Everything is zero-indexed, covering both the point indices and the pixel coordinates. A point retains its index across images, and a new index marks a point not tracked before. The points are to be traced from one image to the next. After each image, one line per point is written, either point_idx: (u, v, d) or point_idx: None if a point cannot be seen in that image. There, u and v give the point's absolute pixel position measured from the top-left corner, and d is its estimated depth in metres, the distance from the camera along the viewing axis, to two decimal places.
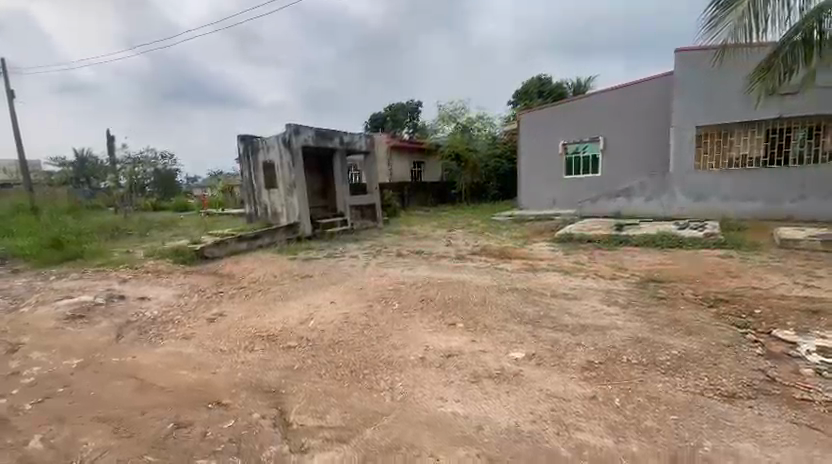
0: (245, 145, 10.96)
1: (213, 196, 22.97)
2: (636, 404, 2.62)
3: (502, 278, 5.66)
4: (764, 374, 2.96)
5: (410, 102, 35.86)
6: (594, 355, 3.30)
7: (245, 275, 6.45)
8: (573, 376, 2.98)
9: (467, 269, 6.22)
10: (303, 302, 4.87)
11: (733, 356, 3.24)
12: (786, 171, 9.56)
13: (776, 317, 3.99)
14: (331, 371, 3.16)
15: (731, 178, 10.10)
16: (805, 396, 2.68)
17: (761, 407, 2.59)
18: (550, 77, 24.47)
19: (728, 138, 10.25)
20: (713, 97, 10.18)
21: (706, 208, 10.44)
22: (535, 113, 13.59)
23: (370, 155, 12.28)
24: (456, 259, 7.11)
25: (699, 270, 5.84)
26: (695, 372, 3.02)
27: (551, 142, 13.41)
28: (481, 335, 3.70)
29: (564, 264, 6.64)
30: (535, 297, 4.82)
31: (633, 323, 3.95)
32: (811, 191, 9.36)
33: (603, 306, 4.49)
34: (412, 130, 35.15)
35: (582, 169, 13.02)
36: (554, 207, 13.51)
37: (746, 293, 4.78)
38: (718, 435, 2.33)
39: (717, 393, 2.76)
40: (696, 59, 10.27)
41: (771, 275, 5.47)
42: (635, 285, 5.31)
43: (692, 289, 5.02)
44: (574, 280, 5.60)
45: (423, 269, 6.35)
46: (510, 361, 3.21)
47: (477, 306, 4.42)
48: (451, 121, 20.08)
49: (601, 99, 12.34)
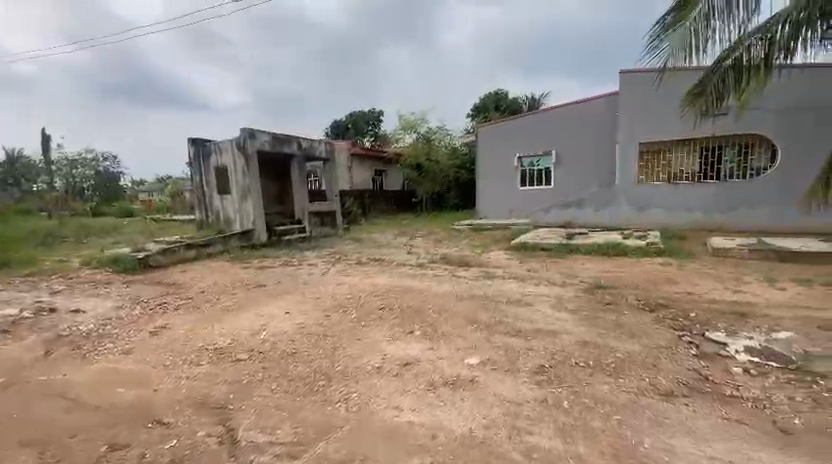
0: (196, 148, 10.48)
1: (161, 201, 21.78)
2: (584, 406, 2.74)
3: (460, 285, 5.74)
4: (698, 373, 3.19)
5: (371, 110, 35.94)
6: (545, 359, 3.41)
7: (194, 285, 6.13)
8: (525, 381, 3.06)
9: (427, 277, 6.27)
10: (257, 312, 4.69)
11: (670, 357, 3.47)
12: (717, 185, 10.41)
13: (709, 320, 4.32)
14: (284, 384, 3.06)
15: (669, 191, 10.89)
16: (733, 393, 2.91)
17: (695, 404, 2.79)
18: (507, 92, 25.40)
19: (667, 154, 11.05)
20: (655, 116, 10.95)
21: (648, 218, 11.18)
22: (492, 125, 14.04)
23: (330, 161, 12.12)
24: (415, 267, 7.12)
25: (642, 277, 6.23)
26: (637, 372, 3.20)
27: (508, 154, 13.87)
28: (439, 343, 3.73)
29: (520, 271, 6.85)
30: (491, 303, 4.92)
31: (581, 327, 4.14)
32: (739, 204, 10.26)
33: (555, 311, 4.66)
34: (373, 138, 35.18)
35: (537, 181, 13.53)
36: (511, 216, 13.94)
37: (683, 298, 5.14)
38: (657, 432, 2.48)
39: (656, 392, 2.93)
40: (639, 81, 11.06)
41: (705, 281, 5.92)
42: (585, 291, 5.56)
43: (635, 294, 5.34)
44: (528, 287, 5.79)
45: (382, 277, 6.31)
46: (466, 368, 3.25)
47: (436, 314, 4.44)
48: (414, 132, 19.73)
49: (554, 114, 12.92)
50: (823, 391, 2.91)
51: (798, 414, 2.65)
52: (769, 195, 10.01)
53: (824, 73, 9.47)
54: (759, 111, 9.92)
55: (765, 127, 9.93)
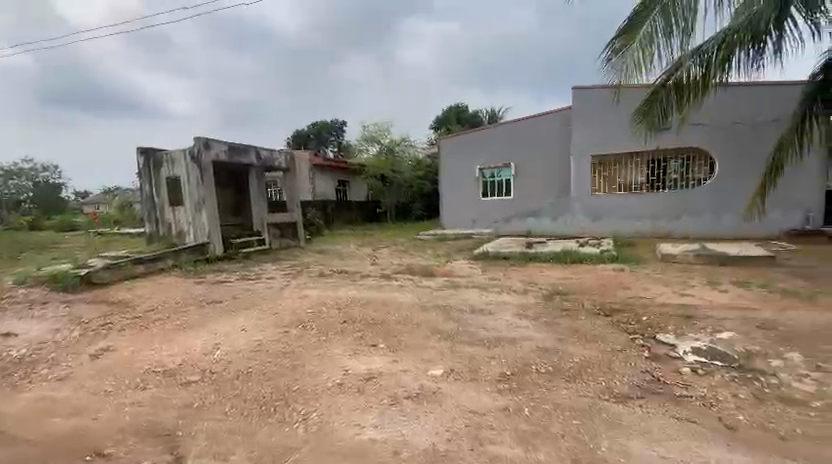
0: (146, 157, 9.96)
1: (107, 214, 20.46)
2: (544, 412, 2.78)
3: (424, 295, 5.73)
4: (650, 375, 3.33)
5: (334, 120, 35.70)
6: (507, 367, 3.45)
7: (143, 303, 5.76)
8: (488, 390, 3.07)
9: (391, 288, 6.22)
10: (211, 330, 4.46)
11: (625, 360, 3.60)
12: (663, 195, 11.09)
13: (659, 323, 4.54)
14: (238, 406, 2.90)
15: (620, 200, 11.48)
16: (682, 393, 3.05)
17: (648, 405, 2.91)
18: (468, 105, 26.09)
19: (618, 166, 11.67)
20: (606, 130, 11.56)
21: (602, 226, 11.71)
22: (455, 138, 14.32)
23: (290, 172, 11.87)
24: (379, 278, 7.05)
25: (598, 283, 6.48)
26: (594, 376, 3.30)
27: (470, 165, 14.16)
28: (402, 355, 3.68)
29: (483, 280, 6.95)
30: (455, 313, 4.94)
31: (541, 334, 4.23)
32: (684, 212, 10.95)
33: (516, 319, 4.74)
34: (337, 148, 34.94)
35: (498, 191, 13.86)
36: (475, 226, 14.16)
37: (635, 302, 5.38)
38: (614, 435, 2.55)
39: (612, 395, 3.03)
40: (590, 97, 11.66)
41: (655, 285, 6.24)
42: (544, 298, 5.70)
43: (592, 300, 5.53)
44: (491, 295, 5.87)
45: (345, 289, 6.21)
46: (429, 379, 3.22)
47: (399, 326, 4.39)
48: (377, 143, 19.84)
49: (512, 127, 13.33)
50: (762, 387, 3.11)
51: (741, 411, 2.82)
52: (709, 204, 10.75)
53: (753, 93, 10.33)
54: (698, 126, 10.68)
55: (704, 141, 10.68)
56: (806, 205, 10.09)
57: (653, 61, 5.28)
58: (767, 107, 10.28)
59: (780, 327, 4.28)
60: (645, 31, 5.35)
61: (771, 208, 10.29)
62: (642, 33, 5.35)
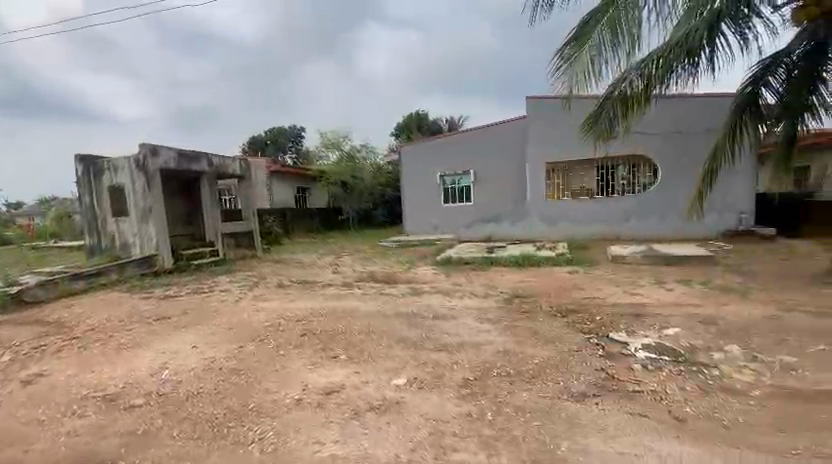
0: (85, 166, 9.29)
1: (43, 225, 18.89)
2: (506, 415, 2.81)
3: (387, 303, 5.68)
4: (605, 373, 3.46)
5: (293, 126, 35.00)
6: (469, 372, 3.47)
7: (82, 321, 5.32)
8: (451, 397, 3.07)
9: (353, 297, 6.12)
10: (159, 349, 4.19)
11: (581, 359, 3.72)
12: (613, 200, 11.70)
13: (612, 322, 4.74)
14: (188, 429, 2.73)
15: (574, 206, 12.01)
16: (635, 388, 3.19)
17: (604, 403, 3.01)
18: (428, 113, 26.43)
19: (571, 173, 12.24)
20: (559, 138, 12.06)
21: (558, 231, 12.21)
22: (415, 145, 14.41)
23: (245, 179, 11.47)
24: (341, 287, 6.92)
25: (555, 285, 6.70)
26: (553, 377, 3.38)
27: (430, 172, 14.28)
28: (364, 366, 3.61)
29: (445, 285, 6.99)
30: (418, 319, 4.92)
31: (502, 337, 4.30)
32: (632, 216, 11.59)
33: (478, 323, 4.80)
34: (295, 155, 34.26)
35: (459, 198, 14.05)
36: (437, 232, 14.26)
37: (590, 302, 5.60)
38: (572, 434, 2.61)
39: (570, 394, 3.12)
40: (543, 107, 12.14)
41: (607, 286, 6.53)
42: (505, 301, 5.81)
43: (550, 302, 5.70)
44: (453, 300, 5.90)
45: (305, 299, 6.04)
46: (392, 389, 3.17)
47: (361, 335, 4.32)
48: (337, 150, 19.65)
49: (471, 135, 13.60)
50: (706, 379, 3.31)
51: (688, 403, 2.98)
52: (654, 208, 11.44)
53: (689, 104, 11.11)
54: (642, 135, 11.33)
55: (648, 149, 11.37)
56: (739, 208, 10.92)
57: (600, 72, 5.52)
58: (702, 118, 11.09)
59: (720, 322, 4.59)
60: (592, 43, 5.61)
61: (709, 211, 11.07)
62: (590, 46, 5.59)
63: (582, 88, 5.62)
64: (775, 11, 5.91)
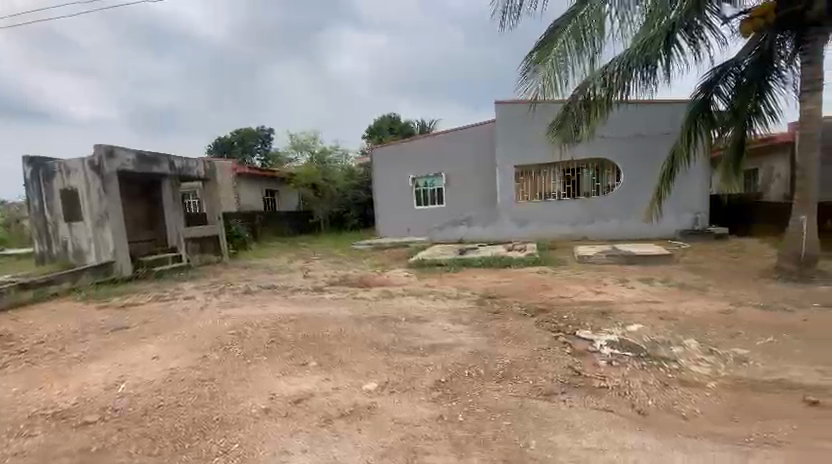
0: (33, 168, 8.73)
1: None
2: (477, 416, 2.84)
3: (358, 307, 5.63)
4: (572, 370, 3.55)
5: (261, 127, 34.21)
6: (441, 374, 3.48)
7: (31, 334, 4.98)
8: (422, 400, 3.06)
9: (324, 301, 6.03)
10: (117, 361, 3.98)
11: (550, 357, 3.81)
12: (579, 202, 12.09)
13: (578, 320, 4.88)
14: (147, 445, 2.60)
15: (542, 207, 12.35)
16: (600, 384, 3.30)
17: (572, 399, 3.09)
18: (399, 116, 26.47)
19: (539, 175, 12.52)
20: (527, 141, 12.35)
21: (527, 232, 12.53)
22: (386, 148, 14.38)
23: (210, 181, 11.09)
24: (311, 292, 6.80)
25: (525, 285, 6.83)
26: (522, 376, 3.44)
27: (402, 175, 14.29)
28: (334, 371, 3.56)
29: (417, 288, 6.99)
30: (390, 323, 4.90)
31: (474, 338, 4.34)
32: (597, 217, 12.01)
33: (450, 324, 4.82)
34: (264, 157, 33.51)
35: (431, 200, 14.12)
36: (410, 235, 14.28)
37: (558, 302, 5.75)
38: (541, 432, 2.67)
39: (539, 392, 3.19)
40: (511, 111, 12.42)
41: (574, 285, 6.71)
42: (476, 302, 5.87)
43: (519, 302, 5.81)
44: (426, 302, 5.92)
45: (274, 305, 5.90)
46: (363, 395, 3.14)
47: (332, 341, 4.25)
48: (306, 151, 19.24)
49: (442, 138, 13.68)
50: (666, 373, 3.46)
51: (650, 396, 3.10)
52: (617, 209, 11.88)
53: (648, 110, 11.58)
54: (605, 139, 11.75)
55: (611, 153, 11.79)
56: (695, 208, 11.49)
57: (566, 77, 5.67)
58: (661, 123, 11.57)
59: (678, 317, 4.81)
60: (558, 50, 5.76)
61: (668, 211, 11.58)
62: (555, 53, 5.78)
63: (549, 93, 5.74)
64: (726, 23, 6.27)
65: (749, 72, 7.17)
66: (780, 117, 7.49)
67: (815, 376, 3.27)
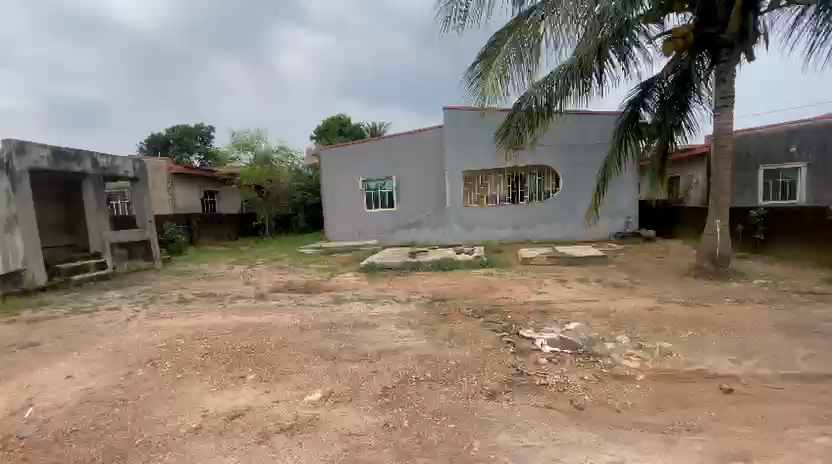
0: None
1: None
2: (422, 421, 2.82)
3: (304, 314, 5.43)
4: (515, 369, 3.64)
5: (200, 124, 32.30)
6: (388, 380, 3.43)
7: None
8: (367, 408, 2.99)
9: (267, 309, 5.76)
10: (23, 382, 3.53)
11: (494, 357, 3.89)
12: (522, 206, 12.63)
13: (522, 320, 5.04)
14: None
15: (488, 211, 12.75)
16: (541, 381, 3.41)
17: (515, 398, 3.17)
18: (349, 118, 26.17)
19: (486, 180, 12.87)
20: (473, 148, 12.70)
21: (474, 235, 12.87)
22: (334, 150, 14.10)
23: (140, 182, 10.28)
24: (253, 299, 6.47)
25: (473, 287, 6.98)
26: (468, 377, 3.48)
27: (351, 178, 14.09)
28: (275, 383, 3.39)
29: (366, 292, 6.90)
30: (337, 329, 4.77)
31: (421, 342, 4.33)
32: (538, 221, 12.57)
33: (398, 329, 4.79)
34: (204, 157, 31.68)
35: (381, 203, 14.04)
36: (360, 238, 14.12)
37: (503, 303, 5.91)
38: (485, 433, 2.70)
39: (484, 393, 3.23)
40: (459, 117, 12.67)
41: (519, 286, 6.94)
42: (425, 305, 5.89)
43: (466, 304, 5.91)
44: (374, 307, 5.84)
45: (212, 314, 5.55)
46: (305, 407, 3.01)
47: (274, 351, 4.06)
48: (249, 151, 18.42)
49: (391, 141, 13.64)
50: (601, 368, 3.65)
51: (586, 391, 3.26)
52: (557, 214, 12.51)
53: (585, 120, 12.27)
54: (545, 147, 12.35)
55: (552, 160, 12.39)
56: (626, 213, 12.36)
57: (508, 86, 5.88)
58: (596, 132, 12.30)
59: (611, 315, 5.12)
60: (501, 61, 5.95)
61: (603, 215, 12.37)
62: (497, 64, 6.00)
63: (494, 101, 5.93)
64: (651, 42, 6.80)
65: (670, 89, 7.87)
66: (696, 130, 8.25)
67: (728, 365, 3.61)
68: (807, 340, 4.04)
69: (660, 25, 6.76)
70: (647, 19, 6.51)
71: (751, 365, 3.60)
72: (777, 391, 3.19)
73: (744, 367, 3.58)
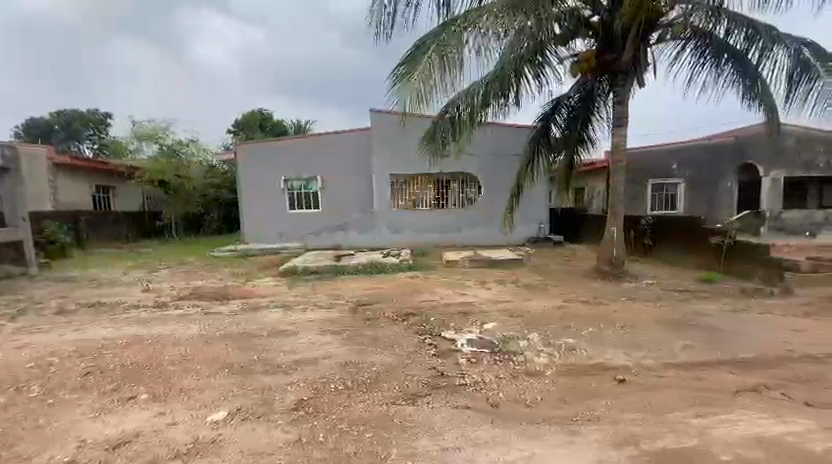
0: None
1: None
2: (339, 433, 2.71)
3: (214, 323, 4.99)
4: (436, 370, 3.69)
5: (94, 110, 28.45)
6: (304, 392, 3.25)
7: None
8: (280, 423, 2.81)
9: (170, 319, 5.20)
10: None
11: (416, 361, 3.90)
12: (447, 212, 12.99)
13: (444, 321, 5.13)
14: None
15: (415, 216, 13.00)
16: (460, 382, 3.49)
17: (434, 401, 3.19)
18: (271, 113, 24.94)
19: (413, 185, 13.08)
20: (400, 152, 12.82)
21: (401, 239, 13.08)
22: (254, 146, 13.27)
23: (10, 170, 8.72)
24: (153, 309, 5.79)
25: (398, 290, 6.96)
26: (388, 382, 3.44)
27: (273, 176, 13.36)
28: (172, 403, 3.05)
29: (286, 298, 6.56)
30: (249, 339, 4.45)
31: (343, 348, 4.20)
32: (462, 226, 13.02)
33: (319, 336, 4.59)
34: (98, 146, 28.01)
35: (304, 205, 13.49)
36: (282, 241, 13.46)
37: (427, 305, 5.98)
38: (403, 438, 2.69)
39: (404, 397, 3.21)
40: (387, 121, 12.75)
41: (442, 289, 7.07)
42: (350, 311, 5.73)
43: (391, 307, 5.87)
44: (294, 314, 5.55)
45: (100, 327, 4.87)
46: (207, 427, 2.74)
47: (174, 366, 3.66)
48: (154, 143, 16.59)
49: (315, 141, 13.13)
50: (515, 365, 3.84)
51: (501, 388, 3.39)
52: (479, 219, 13.05)
53: (505, 131, 12.90)
54: (468, 155, 12.82)
55: (475, 168, 12.91)
56: (539, 219, 13.24)
57: (433, 94, 5.87)
58: (515, 144, 12.98)
59: (526, 314, 5.44)
60: (427, 67, 5.97)
61: (519, 222, 13.16)
62: (423, 70, 5.98)
63: (420, 108, 5.86)
64: (562, 62, 7.30)
65: (576, 108, 8.63)
66: (597, 146, 9.15)
67: (622, 357, 4.01)
68: (685, 332, 4.65)
69: (569, 48, 7.32)
70: (558, 41, 7.01)
71: (640, 356, 4.04)
72: (662, 380, 3.60)
73: (636, 358, 4.00)
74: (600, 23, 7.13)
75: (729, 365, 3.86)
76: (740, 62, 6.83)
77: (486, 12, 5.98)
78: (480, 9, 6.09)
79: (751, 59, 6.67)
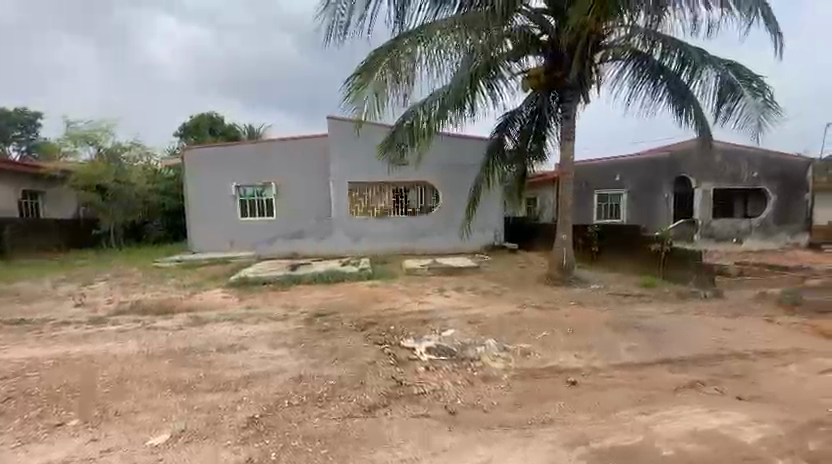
0: None
1: None
2: (293, 450, 2.62)
3: (157, 339, 4.67)
4: (394, 380, 3.65)
5: (23, 108, 26.00)
6: (256, 409, 3.11)
7: None
8: (229, 443, 2.67)
9: (107, 336, 4.80)
10: None
11: (374, 371, 3.84)
12: (405, 220, 13.03)
13: (403, 330, 5.10)
14: None
15: (374, 223, 12.91)
16: (419, 390, 3.48)
17: (392, 412, 3.15)
18: (222, 117, 23.97)
19: (371, 193, 13.05)
20: (358, 160, 12.74)
21: (360, 246, 12.93)
22: (203, 151, 12.75)
23: None
24: (86, 325, 5.33)
25: (356, 299, 6.88)
26: (345, 395, 3.36)
27: (223, 182, 12.86)
28: (108, 428, 2.81)
29: (237, 310, 6.27)
30: (198, 354, 4.20)
31: (299, 361, 4.07)
32: (421, 234, 13.09)
33: (272, 349, 4.42)
34: (25, 148, 25.59)
35: (257, 212, 13.04)
36: (233, 249, 12.91)
37: (385, 314, 5.93)
38: (360, 452, 2.63)
39: (361, 409, 3.16)
40: (344, 127, 12.65)
41: (401, 297, 7.05)
42: (305, 322, 5.57)
43: (349, 317, 5.77)
44: (246, 327, 5.32)
45: (23, 346, 4.41)
46: (147, 452, 2.55)
47: (111, 387, 3.38)
48: (93, 145, 15.41)
49: (269, 147, 12.78)
50: (472, 371, 3.89)
51: (458, 395, 3.42)
52: (436, 228, 13.15)
53: (462, 142, 13.14)
54: (424, 164, 12.95)
55: (433, 177, 13.06)
56: (494, 227, 13.55)
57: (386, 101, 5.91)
58: (471, 155, 13.23)
59: (483, 320, 5.53)
60: (380, 76, 6.00)
61: (476, 229, 13.41)
62: (377, 77, 5.98)
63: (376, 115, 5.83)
64: (514, 77, 7.59)
65: (527, 122, 9.02)
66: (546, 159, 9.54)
67: (573, 360, 4.18)
68: (629, 334, 4.93)
69: (520, 64, 7.61)
70: (510, 57, 7.28)
71: (589, 358, 4.24)
72: (610, 380, 3.78)
73: (586, 360, 4.18)
74: (547, 41, 7.49)
75: (670, 363, 4.13)
76: (674, 83, 7.45)
77: (437, 27, 6.17)
78: (434, 24, 6.27)
79: (682, 79, 7.34)
